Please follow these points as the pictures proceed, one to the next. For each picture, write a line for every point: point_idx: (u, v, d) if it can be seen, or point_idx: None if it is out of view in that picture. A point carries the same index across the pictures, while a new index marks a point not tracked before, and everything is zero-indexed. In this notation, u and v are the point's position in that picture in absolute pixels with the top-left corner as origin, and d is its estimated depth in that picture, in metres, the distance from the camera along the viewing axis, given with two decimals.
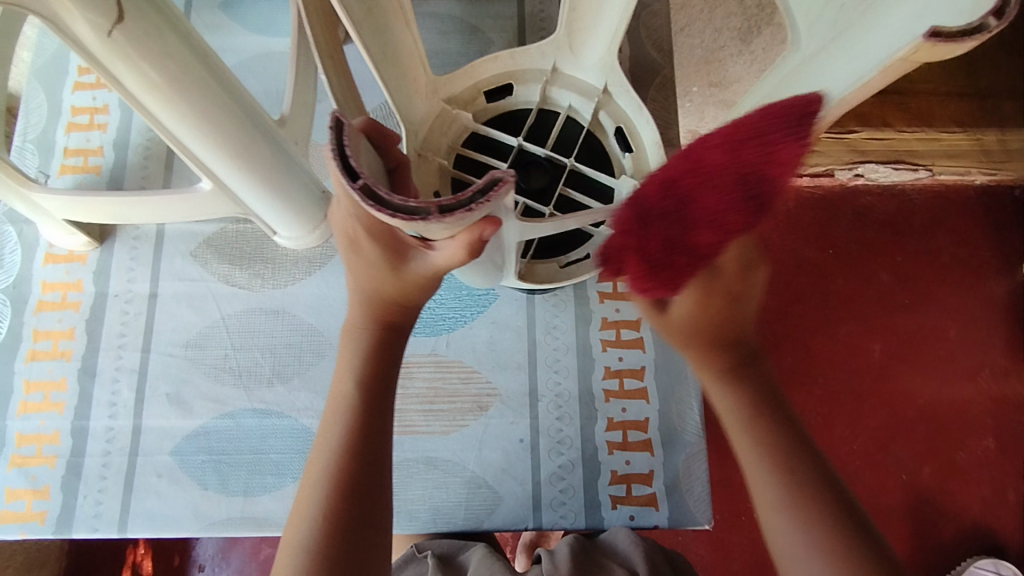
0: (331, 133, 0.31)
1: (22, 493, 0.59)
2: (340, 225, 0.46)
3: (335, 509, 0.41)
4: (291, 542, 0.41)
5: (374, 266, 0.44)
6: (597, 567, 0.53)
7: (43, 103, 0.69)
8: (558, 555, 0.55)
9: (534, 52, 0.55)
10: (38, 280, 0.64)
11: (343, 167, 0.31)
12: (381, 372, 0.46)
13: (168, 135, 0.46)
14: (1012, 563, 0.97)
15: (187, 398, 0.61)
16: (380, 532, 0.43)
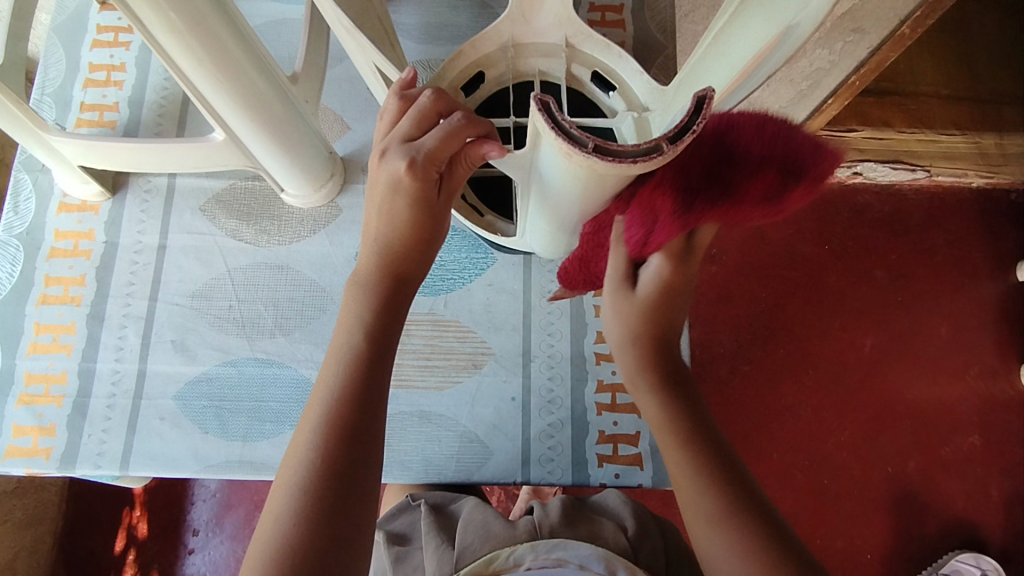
0: (543, 115, 0.30)
1: (29, 430, 0.61)
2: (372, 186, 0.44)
3: (329, 444, 0.38)
4: (286, 479, 0.38)
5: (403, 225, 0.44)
6: (586, 520, 0.56)
7: (61, 59, 0.71)
8: (549, 506, 0.57)
9: (491, 34, 0.55)
10: (51, 228, 0.66)
11: (569, 139, 0.30)
12: (390, 308, 0.44)
13: (186, 84, 0.49)
14: (993, 558, 0.96)
15: (192, 345, 0.63)
16: (375, 466, 0.40)
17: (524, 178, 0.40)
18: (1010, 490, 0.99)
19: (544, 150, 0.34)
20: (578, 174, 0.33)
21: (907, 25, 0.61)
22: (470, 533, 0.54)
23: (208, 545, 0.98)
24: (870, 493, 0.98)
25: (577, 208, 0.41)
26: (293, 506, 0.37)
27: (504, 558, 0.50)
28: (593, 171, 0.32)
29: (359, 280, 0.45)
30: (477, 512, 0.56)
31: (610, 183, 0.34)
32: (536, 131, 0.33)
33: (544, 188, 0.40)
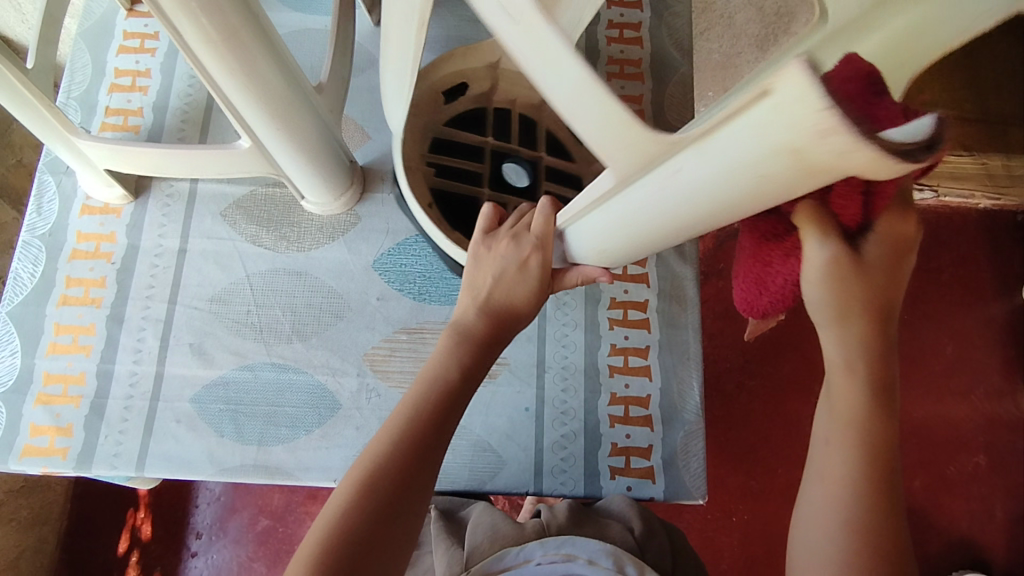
0: (813, 74, 0.22)
1: (46, 429, 0.61)
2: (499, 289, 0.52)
3: (372, 495, 0.45)
4: (332, 503, 0.45)
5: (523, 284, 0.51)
6: (593, 520, 0.57)
7: (88, 64, 0.72)
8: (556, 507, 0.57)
9: (482, 51, 0.62)
10: (73, 230, 0.67)
11: (842, 116, 0.23)
12: (453, 396, 0.50)
13: (216, 91, 0.50)
14: None
15: (209, 349, 0.64)
16: (416, 511, 0.46)
17: (632, 168, 0.34)
18: (1014, 511, 0.99)
19: (724, 137, 0.29)
20: (774, 158, 0.27)
21: None
22: (478, 533, 0.54)
23: (211, 549, 0.97)
24: None
25: (675, 209, 0.36)
26: (332, 525, 0.44)
27: (513, 555, 0.50)
28: (800, 163, 0.27)
29: (457, 337, 0.52)
30: (485, 513, 0.56)
31: (776, 184, 0.30)
32: (742, 107, 0.27)
33: (659, 186, 0.34)
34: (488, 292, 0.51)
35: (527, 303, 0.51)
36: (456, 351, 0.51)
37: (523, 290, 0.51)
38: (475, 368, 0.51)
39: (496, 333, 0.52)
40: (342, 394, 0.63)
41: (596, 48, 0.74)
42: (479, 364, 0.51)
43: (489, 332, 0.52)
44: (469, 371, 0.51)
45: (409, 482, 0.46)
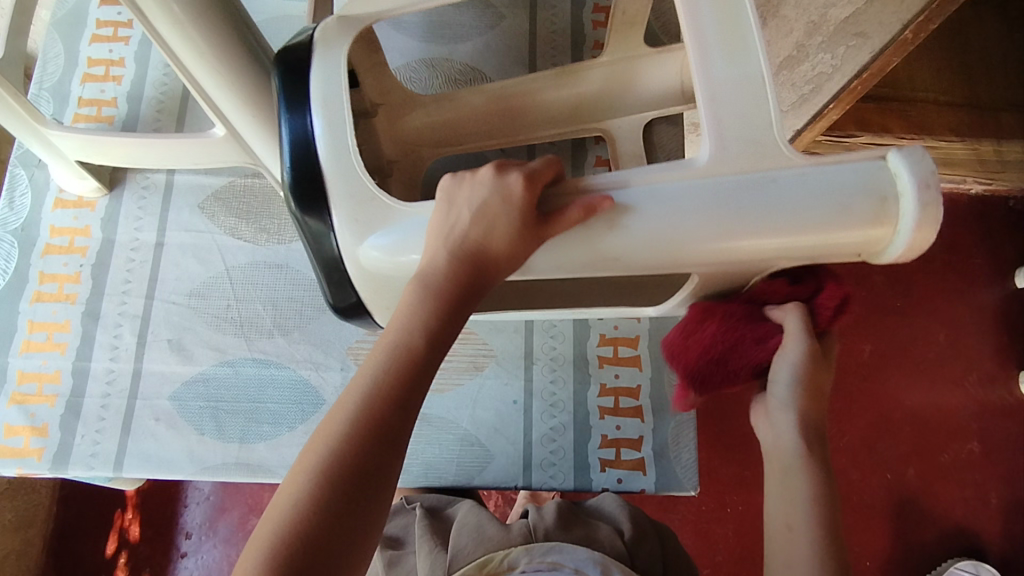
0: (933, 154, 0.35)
1: (20, 429, 0.59)
2: (472, 233, 0.39)
3: (331, 489, 0.34)
4: (282, 501, 0.35)
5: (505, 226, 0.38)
6: (582, 522, 0.53)
7: (60, 53, 0.70)
8: (543, 510, 0.54)
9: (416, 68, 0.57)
10: (46, 224, 0.65)
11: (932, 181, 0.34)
12: (417, 367, 0.38)
13: (186, 77, 0.49)
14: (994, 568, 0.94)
15: (188, 344, 0.62)
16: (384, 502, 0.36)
17: (728, 163, 0.37)
18: (1010, 498, 0.96)
19: (826, 170, 0.36)
20: (862, 197, 0.35)
21: (911, 29, 0.58)
22: (463, 536, 0.52)
23: (201, 550, 0.95)
24: (870, 500, 0.96)
25: (728, 210, 0.36)
26: (286, 528, 0.34)
27: (499, 561, 0.49)
28: (880, 210, 0.35)
29: (419, 289, 0.39)
30: (471, 513, 0.54)
31: (841, 223, 0.35)
32: (866, 160, 0.36)
33: (750, 181, 0.36)
34: (457, 224, 0.39)
35: (500, 253, 0.39)
36: (416, 306, 0.39)
37: (504, 224, 0.38)
38: (440, 332, 0.39)
39: (467, 283, 0.40)
40: (326, 389, 0.62)
41: (581, 32, 0.73)
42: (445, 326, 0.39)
43: (458, 283, 0.39)
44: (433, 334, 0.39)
45: (372, 471, 0.35)
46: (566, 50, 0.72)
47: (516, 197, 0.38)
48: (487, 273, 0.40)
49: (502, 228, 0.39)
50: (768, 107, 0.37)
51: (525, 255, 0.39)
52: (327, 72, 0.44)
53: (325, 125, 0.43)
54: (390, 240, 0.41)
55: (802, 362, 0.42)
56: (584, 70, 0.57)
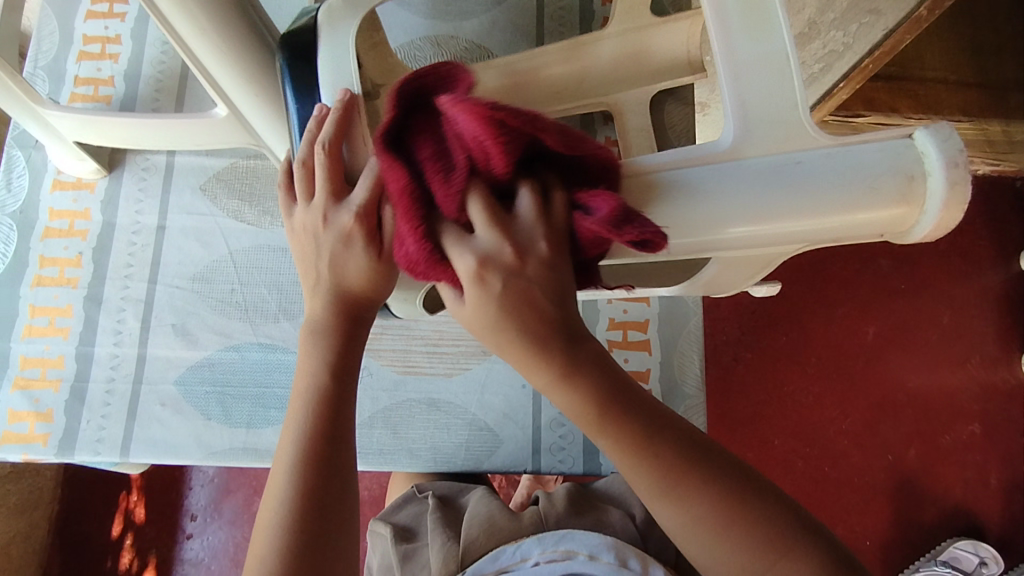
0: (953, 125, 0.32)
1: (25, 415, 0.59)
2: (332, 266, 0.41)
3: (300, 523, 0.38)
4: (265, 523, 0.39)
5: (355, 261, 0.40)
6: (593, 508, 0.53)
7: (55, 30, 0.68)
8: (554, 495, 0.54)
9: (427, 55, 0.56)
10: (45, 207, 0.64)
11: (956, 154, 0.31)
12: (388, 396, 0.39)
13: (190, 57, 0.47)
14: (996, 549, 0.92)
15: (193, 329, 0.61)
16: (350, 503, 0.40)
17: (755, 144, 0.33)
18: (1011, 481, 0.92)
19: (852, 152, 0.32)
20: (891, 176, 0.32)
21: (925, 5, 0.58)
22: (475, 525, 0.50)
23: (207, 531, 0.95)
24: (870, 482, 0.92)
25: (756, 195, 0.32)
26: (276, 548, 0.38)
27: (511, 552, 0.47)
28: (906, 191, 0.32)
29: (311, 337, 0.42)
30: (483, 504, 0.53)
31: (869, 204, 0.32)
32: (893, 138, 0.32)
33: (774, 164, 0.33)
34: (317, 262, 0.41)
35: (362, 286, 0.41)
36: (315, 350, 0.42)
37: (356, 264, 0.40)
38: (347, 362, 0.42)
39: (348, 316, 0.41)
40: None
41: (589, 8, 0.71)
42: (349, 359, 0.42)
43: (343, 320, 0.42)
44: (340, 368, 0.42)
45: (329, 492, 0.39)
46: (574, 26, 0.70)
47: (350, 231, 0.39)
48: (365, 304, 0.42)
49: (355, 265, 0.40)
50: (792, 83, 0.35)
51: (388, 287, 0.41)
52: (337, 47, 0.43)
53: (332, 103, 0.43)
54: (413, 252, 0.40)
55: (467, 298, 0.32)
56: (593, 44, 0.55)
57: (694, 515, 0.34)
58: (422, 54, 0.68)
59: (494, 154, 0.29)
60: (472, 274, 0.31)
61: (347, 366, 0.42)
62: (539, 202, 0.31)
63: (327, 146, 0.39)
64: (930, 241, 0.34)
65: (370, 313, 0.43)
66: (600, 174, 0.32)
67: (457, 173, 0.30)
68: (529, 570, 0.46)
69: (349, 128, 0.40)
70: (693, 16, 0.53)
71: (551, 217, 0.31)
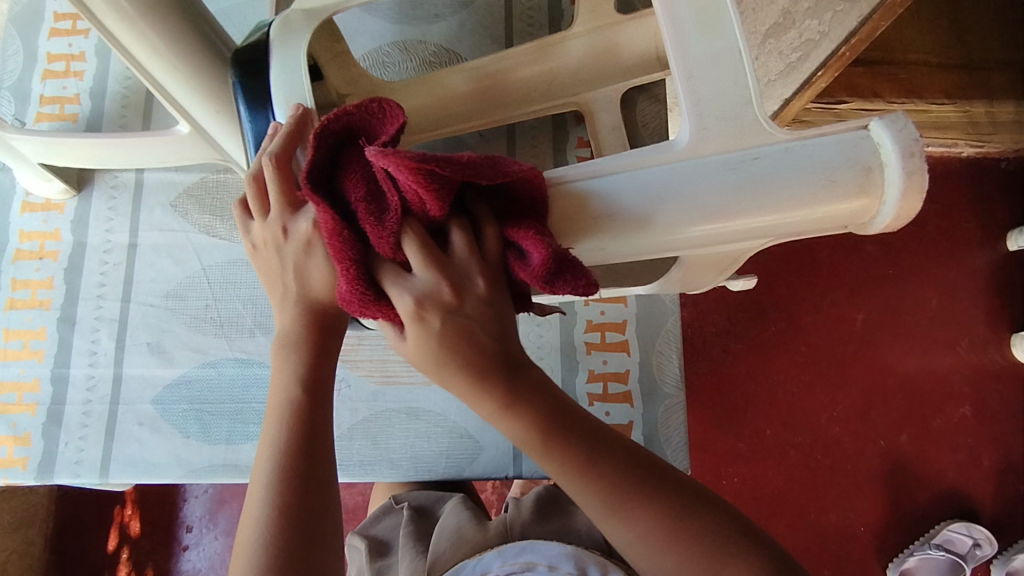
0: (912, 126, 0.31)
1: (3, 440, 0.58)
2: (296, 280, 0.40)
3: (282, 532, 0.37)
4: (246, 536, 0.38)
5: (320, 274, 0.39)
6: (560, 515, 0.52)
7: (18, 49, 0.67)
8: (522, 504, 0.52)
9: None
10: (15, 229, 0.63)
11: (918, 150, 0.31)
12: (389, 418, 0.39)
13: (145, 75, 0.47)
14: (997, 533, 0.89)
15: (168, 347, 0.61)
16: (328, 520, 0.39)
17: (714, 142, 0.34)
18: (1005, 461, 0.90)
19: (800, 147, 0.32)
20: (847, 168, 0.32)
21: None
22: (442, 537, 0.50)
23: (203, 541, 0.95)
24: (860, 469, 0.90)
25: (714, 195, 0.33)
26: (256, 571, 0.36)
27: (470, 566, 0.46)
28: (864, 183, 0.32)
29: (283, 352, 0.41)
30: (452, 516, 0.52)
31: (829, 198, 0.32)
32: (848, 130, 0.32)
33: (729, 163, 0.33)
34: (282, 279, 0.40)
35: (333, 297, 0.40)
36: (288, 364, 0.40)
37: (322, 278, 0.39)
38: (320, 371, 0.41)
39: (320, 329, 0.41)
40: None
41: (558, 7, 0.70)
42: (322, 370, 0.41)
43: (314, 334, 0.40)
44: (312, 377, 0.41)
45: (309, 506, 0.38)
46: (543, 26, 0.69)
47: (316, 240, 0.38)
48: (335, 316, 0.41)
49: (322, 276, 0.39)
50: (746, 84, 0.35)
51: None
52: (289, 65, 0.42)
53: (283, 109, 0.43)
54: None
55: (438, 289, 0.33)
56: (560, 44, 0.55)
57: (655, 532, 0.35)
58: (390, 60, 0.67)
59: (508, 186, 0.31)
60: (411, 315, 0.33)
61: (320, 377, 0.41)
62: (469, 243, 0.33)
63: (276, 157, 0.39)
64: (890, 232, 0.34)
65: (344, 326, 0.42)
66: (532, 201, 0.33)
67: (413, 206, 0.31)
68: None
69: (299, 139, 0.40)
70: (656, 13, 0.53)
71: (483, 252, 0.33)
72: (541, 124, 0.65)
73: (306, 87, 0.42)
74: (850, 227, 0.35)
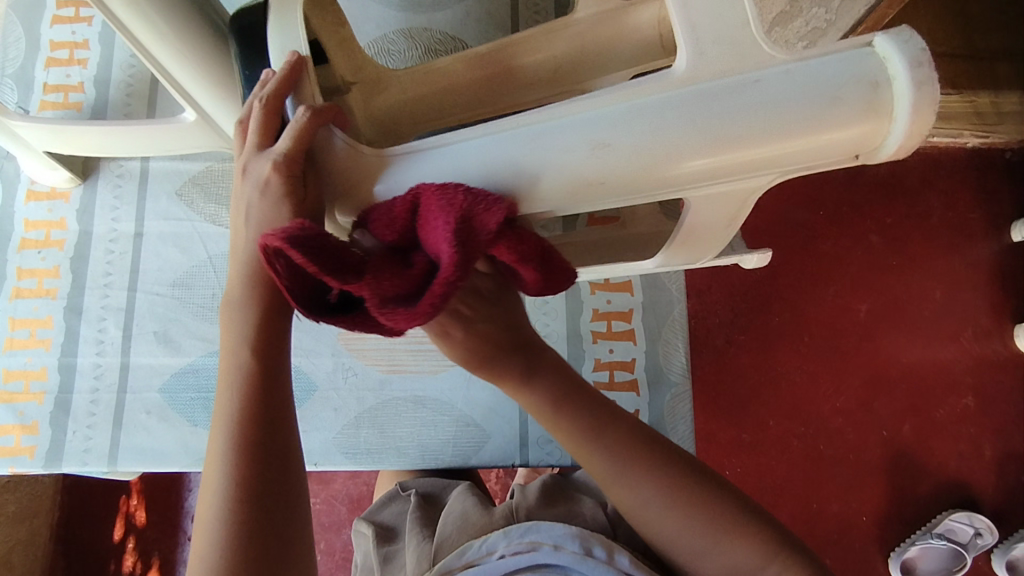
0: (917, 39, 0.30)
1: (10, 429, 0.59)
2: (258, 221, 0.39)
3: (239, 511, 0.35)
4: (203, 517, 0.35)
5: (276, 215, 0.37)
6: (565, 500, 0.52)
7: (21, 37, 0.67)
8: (528, 488, 0.53)
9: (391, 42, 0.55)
10: (20, 218, 0.63)
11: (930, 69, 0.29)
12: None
13: (149, 58, 0.46)
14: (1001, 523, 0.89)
15: (175, 336, 0.61)
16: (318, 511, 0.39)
17: (712, 67, 0.32)
18: (1006, 452, 0.90)
19: (804, 67, 0.30)
20: (853, 86, 0.30)
21: None
22: (448, 523, 0.50)
23: None
24: (864, 459, 0.90)
25: (711, 123, 0.31)
26: (221, 535, 0.34)
27: (476, 547, 0.46)
28: (871, 101, 0.30)
29: (234, 309, 0.39)
30: (458, 501, 0.52)
31: (835, 118, 0.30)
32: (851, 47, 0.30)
33: (729, 86, 0.31)
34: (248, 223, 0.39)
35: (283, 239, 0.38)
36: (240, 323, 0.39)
37: (279, 220, 0.37)
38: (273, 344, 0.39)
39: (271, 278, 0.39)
40: (318, 375, 0.61)
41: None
42: (276, 343, 0.39)
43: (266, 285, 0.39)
44: (266, 351, 0.39)
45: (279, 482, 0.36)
46: (548, 13, 0.69)
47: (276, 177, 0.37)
48: None
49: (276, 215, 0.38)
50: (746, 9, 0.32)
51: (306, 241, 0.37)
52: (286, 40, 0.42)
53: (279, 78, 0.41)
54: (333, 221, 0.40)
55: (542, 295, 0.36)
56: (569, 31, 0.54)
57: (661, 493, 0.39)
58: (395, 48, 0.67)
59: (476, 226, 0.30)
60: (452, 340, 0.34)
61: None
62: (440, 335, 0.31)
63: (266, 99, 0.39)
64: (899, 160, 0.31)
65: None
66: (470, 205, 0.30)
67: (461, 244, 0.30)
68: (494, 565, 0.45)
69: (294, 86, 0.39)
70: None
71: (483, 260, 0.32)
72: None
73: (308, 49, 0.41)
74: (860, 156, 0.32)
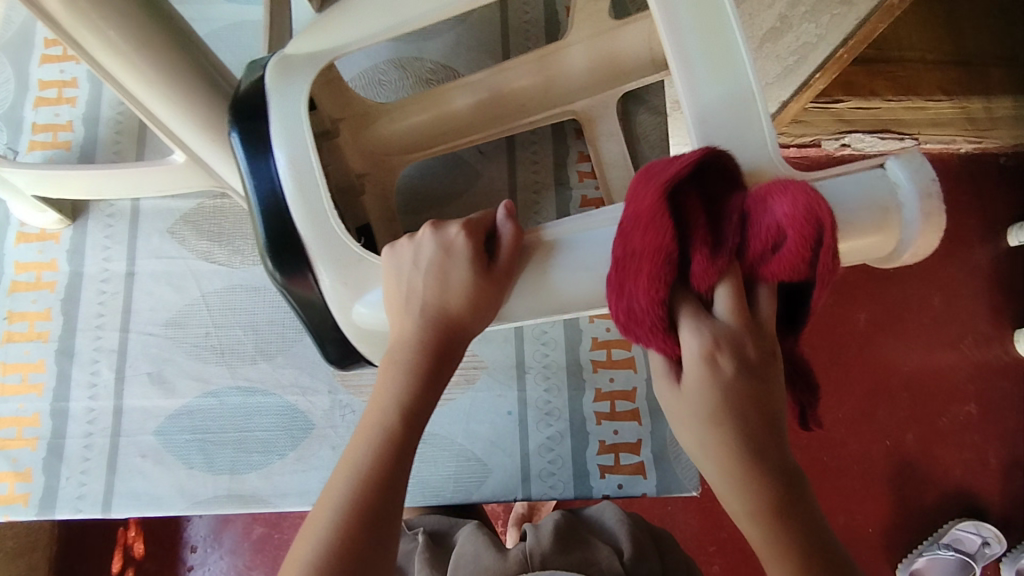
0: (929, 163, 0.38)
1: (4, 476, 0.58)
2: (433, 287, 0.41)
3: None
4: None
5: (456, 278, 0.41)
6: (581, 545, 0.51)
7: (9, 77, 0.66)
8: (542, 529, 0.52)
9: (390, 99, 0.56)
10: (11, 260, 0.63)
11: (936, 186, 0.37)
12: (399, 452, 0.38)
13: (137, 105, 0.46)
14: (1010, 532, 0.88)
15: (170, 376, 0.60)
16: None
17: None
18: (1010, 459, 0.89)
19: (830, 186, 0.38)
20: (869, 208, 0.37)
21: None
22: (461, 568, 0.49)
23: (207, 562, 0.92)
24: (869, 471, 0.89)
25: None
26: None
27: None
28: (883, 220, 0.38)
29: (391, 367, 0.40)
30: (469, 542, 0.51)
31: (857, 232, 0.38)
32: (866, 169, 0.38)
33: None
34: (416, 290, 0.41)
35: (461, 308, 0.41)
36: (395, 382, 0.40)
37: (458, 285, 0.41)
38: (418, 408, 0.40)
39: (442, 345, 0.41)
40: (314, 413, 0.60)
41: (555, 19, 0.69)
42: (422, 406, 0.40)
43: (433, 351, 0.41)
44: (412, 413, 0.40)
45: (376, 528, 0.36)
46: (540, 40, 0.69)
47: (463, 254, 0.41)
48: (457, 331, 0.42)
49: (459, 282, 0.41)
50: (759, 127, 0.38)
51: (489, 306, 0.41)
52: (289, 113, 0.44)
53: (293, 187, 0.43)
54: (374, 304, 0.43)
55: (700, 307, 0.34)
56: (563, 52, 0.53)
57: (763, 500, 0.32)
58: (386, 79, 0.66)
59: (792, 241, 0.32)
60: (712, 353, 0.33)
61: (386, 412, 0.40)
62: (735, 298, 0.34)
63: None
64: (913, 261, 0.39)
65: (458, 353, 0.42)
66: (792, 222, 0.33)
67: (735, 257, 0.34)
68: None
69: None
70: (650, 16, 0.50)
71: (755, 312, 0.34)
72: (541, 136, 0.64)
73: (310, 143, 0.43)
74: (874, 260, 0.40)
